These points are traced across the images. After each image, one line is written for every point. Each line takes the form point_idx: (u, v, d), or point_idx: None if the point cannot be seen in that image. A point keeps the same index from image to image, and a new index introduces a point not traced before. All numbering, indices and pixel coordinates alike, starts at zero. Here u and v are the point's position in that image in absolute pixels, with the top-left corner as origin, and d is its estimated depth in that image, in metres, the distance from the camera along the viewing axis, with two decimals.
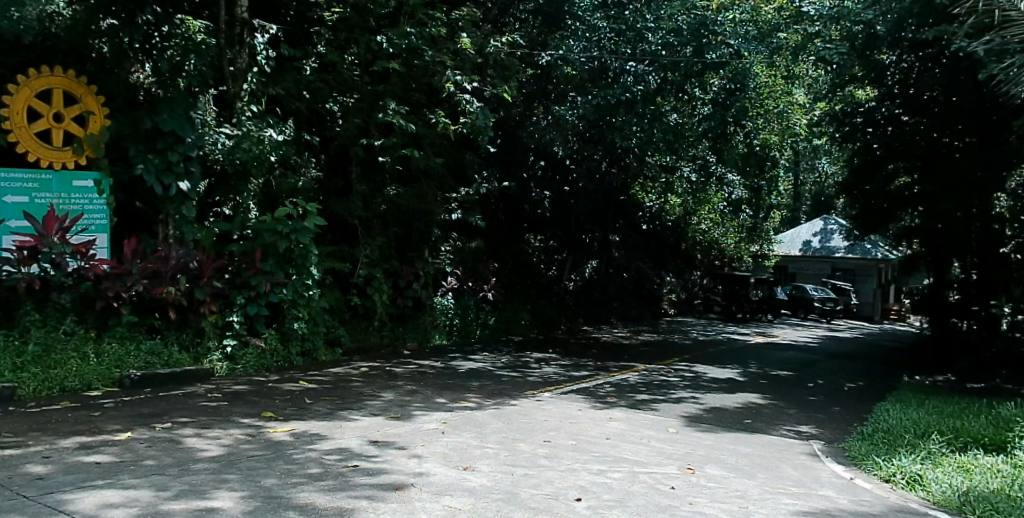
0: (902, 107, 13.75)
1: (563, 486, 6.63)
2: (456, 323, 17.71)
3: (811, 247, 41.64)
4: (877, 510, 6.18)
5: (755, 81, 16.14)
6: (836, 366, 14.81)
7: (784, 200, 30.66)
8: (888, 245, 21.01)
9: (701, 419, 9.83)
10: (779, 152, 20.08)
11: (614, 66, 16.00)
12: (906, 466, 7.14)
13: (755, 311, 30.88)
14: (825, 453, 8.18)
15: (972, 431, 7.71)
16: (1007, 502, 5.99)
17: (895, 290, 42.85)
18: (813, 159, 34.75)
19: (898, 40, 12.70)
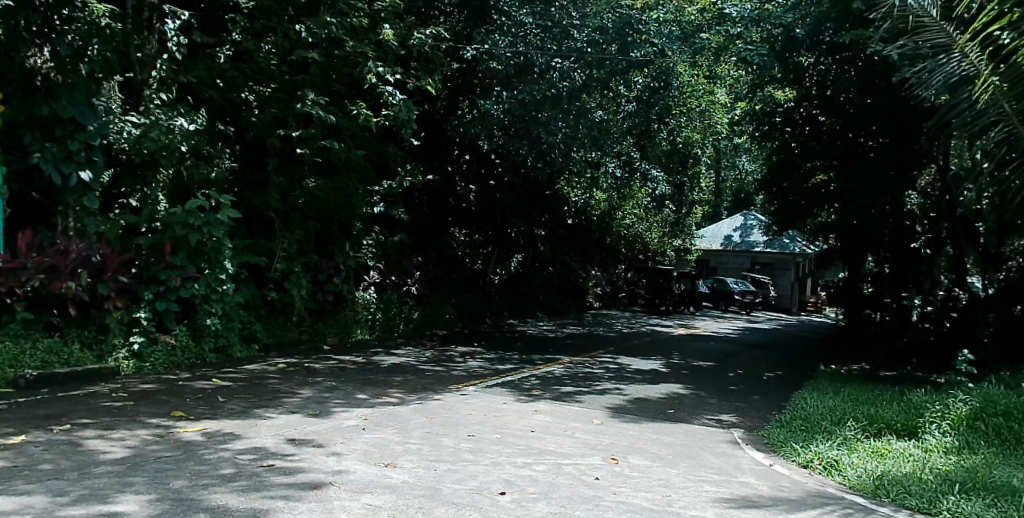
0: (819, 107, 14.25)
1: (487, 481, 6.52)
2: (378, 317, 17.37)
3: (731, 242, 42.84)
4: (795, 495, 6.34)
5: (679, 79, 16.58)
6: (754, 357, 15.22)
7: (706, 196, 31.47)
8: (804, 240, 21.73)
9: (625, 409, 9.90)
10: (701, 149, 21.33)
11: (539, 62, 15.82)
12: (823, 453, 7.33)
13: (678, 304, 31.51)
14: (745, 441, 8.35)
15: (886, 418, 7.95)
16: (918, 485, 6.21)
17: (810, 283, 44.55)
18: (732, 157, 35.70)
19: (817, 43, 13.28)
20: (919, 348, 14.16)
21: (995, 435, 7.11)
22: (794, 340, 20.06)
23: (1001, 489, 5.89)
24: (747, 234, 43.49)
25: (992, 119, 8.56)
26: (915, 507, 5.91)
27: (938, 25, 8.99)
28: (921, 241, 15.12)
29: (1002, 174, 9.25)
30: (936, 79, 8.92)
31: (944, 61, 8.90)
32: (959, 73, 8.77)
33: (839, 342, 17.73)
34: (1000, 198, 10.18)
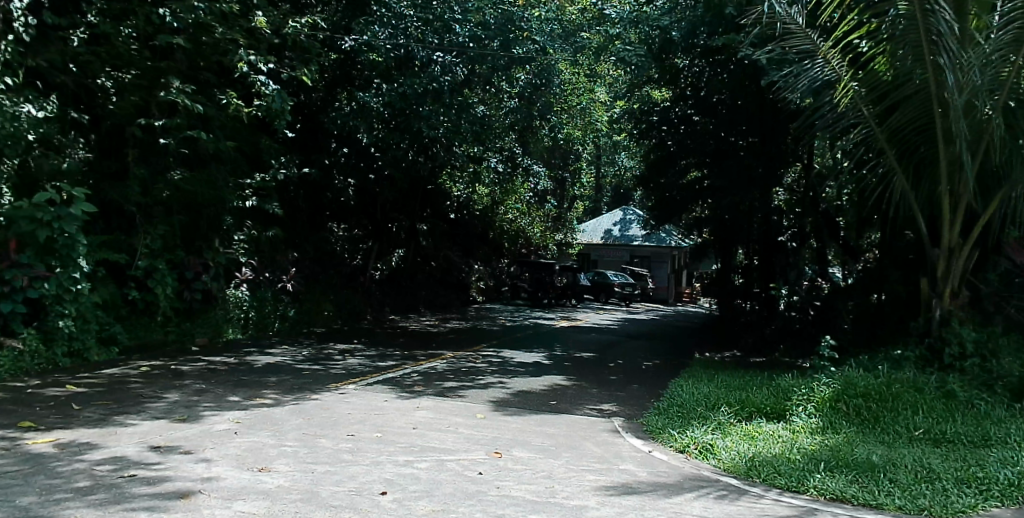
0: (694, 107, 14.66)
1: (367, 481, 6.29)
2: (252, 316, 16.61)
3: (611, 236, 44.05)
4: (673, 480, 6.50)
5: (560, 77, 16.77)
6: (634, 347, 15.69)
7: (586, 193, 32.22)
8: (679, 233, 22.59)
9: (508, 402, 9.89)
10: (582, 146, 21.71)
11: (420, 55, 15.54)
12: (698, 437, 7.55)
13: (560, 297, 32.03)
14: (625, 429, 8.50)
15: (756, 402, 8.31)
16: (786, 464, 6.45)
17: (685, 274, 46.49)
18: (610, 154, 36.61)
19: (692, 46, 13.57)
20: (787, 335, 14.51)
21: (855, 417, 7.53)
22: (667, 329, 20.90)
23: (862, 466, 6.22)
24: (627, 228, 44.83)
25: (851, 122, 9.22)
26: (783, 486, 6.12)
27: (804, 32, 9.51)
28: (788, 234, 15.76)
29: (861, 172, 10.01)
30: (801, 82, 9.38)
31: (808, 66, 9.38)
32: (823, 78, 9.28)
33: (714, 331, 18.34)
34: (859, 194, 10.83)
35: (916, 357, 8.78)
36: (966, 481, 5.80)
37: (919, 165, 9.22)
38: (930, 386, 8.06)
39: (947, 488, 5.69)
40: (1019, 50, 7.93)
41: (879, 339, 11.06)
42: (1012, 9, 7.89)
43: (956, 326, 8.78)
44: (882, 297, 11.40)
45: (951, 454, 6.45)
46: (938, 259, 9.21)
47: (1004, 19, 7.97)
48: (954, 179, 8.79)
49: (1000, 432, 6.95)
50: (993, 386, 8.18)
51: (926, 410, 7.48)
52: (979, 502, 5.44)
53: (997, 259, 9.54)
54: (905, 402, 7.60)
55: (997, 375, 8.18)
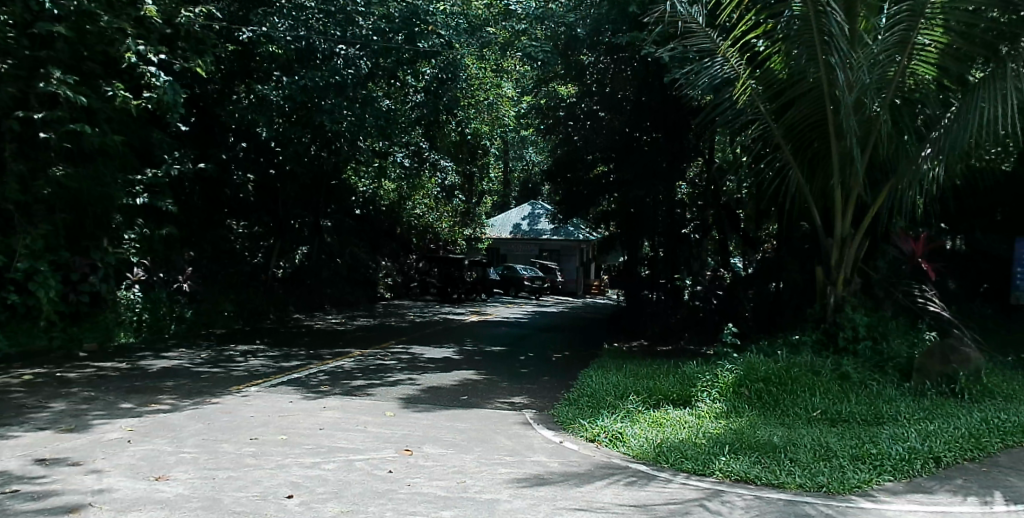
0: (599, 104, 14.74)
1: (272, 485, 6.06)
2: (145, 318, 15.74)
3: (519, 230, 44.38)
4: (584, 469, 6.55)
5: (465, 72, 16.65)
6: (543, 339, 15.81)
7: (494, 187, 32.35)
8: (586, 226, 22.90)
9: (418, 399, 9.76)
10: (489, 141, 21.69)
11: (322, 47, 15.11)
12: (608, 426, 7.64)
13: (470, 291, 31.95)
14: (536, 421, 8.52)
15: (663, 389, 8.50)
16: (693, 449, 6.61)
17: (593, 267, 47.28)
18: (518, 150, 36.77)
19: (596, 43, 13.61)
20: (691, 323, 14.92)
21: (758, 401, 7.82)
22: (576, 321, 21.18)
23: (764, 448, 6.44)
24: (535, 222, 45.30)
25: (748, 118, 9.62)
26: (690, 470, 6.27)
27: (704, 31, 9.79)
28: (691, 226, 15.76)
29: (759, 166, 10.42)
30: (701, 80, 9.71)
31: (709, 64, 9.70)
32: (723, 75, 9.63)
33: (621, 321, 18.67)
34: (758, 187, 11.25)
35: (813, 341, 9.20)
36: (861, 458, 6.09)
37: (813, 159, 9.65)
38: (826, 368, 8.45)
39: (843, 465, 5.96)
40: (903, 51, 8.38)
41: (779, 325, 11.52)
42: (896, 11, 8.27)
43: (849, 312, 9.23)
44: (780, 285, 11.89)
45: (846, 433, 6.77)
46: (831, 248, 9.60)
47: (888, 21, 8.36)
48: (846, 172, 9.22)
49: (890, 409, 7.36)
50: (884, 367, 8.67)
51: (822, 392, 7.83)
52: (873, 477, 5.72)
53: (885, 248, 10.11)
54: (802, 385, 7.93)
55: (886, 357, 8.71)
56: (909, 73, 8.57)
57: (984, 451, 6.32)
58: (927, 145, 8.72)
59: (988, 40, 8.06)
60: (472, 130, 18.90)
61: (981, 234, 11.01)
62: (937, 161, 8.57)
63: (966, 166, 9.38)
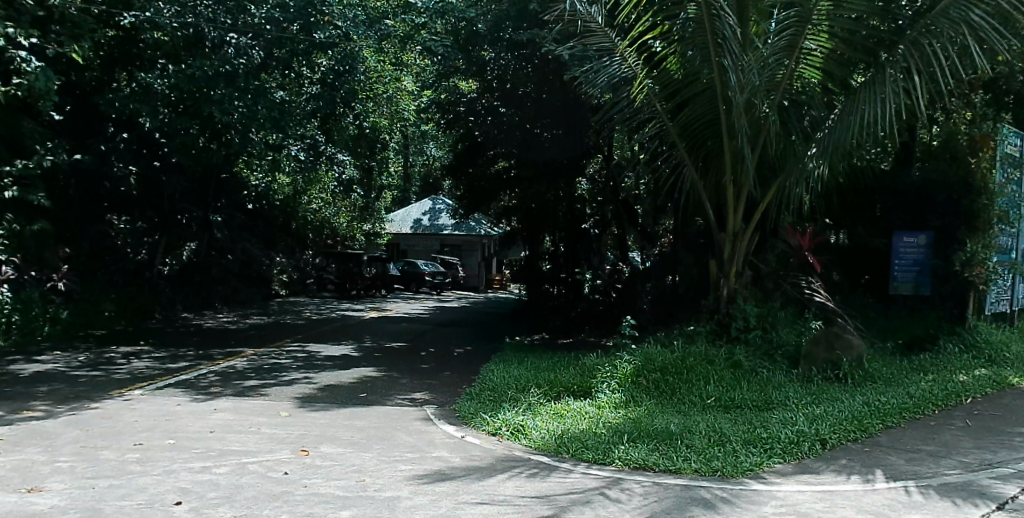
0: (500, 99, 14.56)
1: (159, 492, 5.70)
2: (16, 320, 14.53)
3: (420, 226, 44.05)
4: (485, 463, 6.50)
5: (363, 65, 16.25)
6: (444, 334, 15.68)
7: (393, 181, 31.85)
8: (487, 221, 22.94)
9: (315, 398, 9.45)
10: (389, 135, 21.32)
11: (211, 35, 14.54)
12: (509, 419, 7.63)
13: (369, 287, 31.36)
14: (437, 416, 8.41)
15: (564, 382, 8.56)
16: (593, 439, 6.67)
17: (495, 263, 47.31)
18: (418, 145, 36.34)
19: (497, 39, 13.70)
20: (590, 317, 15.15)
21: (655, 390, 8.00)
22: (476, 316, 21.16)
23: (661, 435, 6.57)
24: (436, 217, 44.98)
25: (646, 116, 9.90)
26: (590, 460, 6.32)
27: (603, 31, 9.92)
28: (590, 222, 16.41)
29: (655, 163, 10.68)
30: (599, 79, 9.87)
31: (607, 63, 9.85)
32: (620, 74, 9.80)
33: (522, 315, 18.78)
34: (655, 183, 11.57)
35: (707, 332, 9.48)
36: (753, 442, 6.31)
37: (707, 157, 9.98)
38: (720, 357, 8.73)
39: (736, 449, 6.16)
40: (791, 55, 8.81)
41: (676, 317, 11.85)
42: (784, 17, 8.68)
43: (741, 303, 9.56)
44: (676, 278, 12.24)
45: (738, 419, 7.01)
46: (724, 242, 9.91)
47: (777, 26, 8.77)
48: (737, 170, 9.58)
49: (779, 396, 7.68)
50: (774, 355, 9.09)
51: (716, 380, 8.09)
52: (764, 460, 5.93)
53: (774, 241, 10.57)
54: (698, 374, 8.16)
55: (775, 345, 9.12)
56: (797, 76, 9.01)
57: (865, 432, 6.66)
58: (813, 145, 9.19)
59: (868, 47, 8.63)
60: (370, 123, 18.58)
61: (862, 227, 11.56)
62: (822, 160, 9.03)
63: (848, 165, 9.91)
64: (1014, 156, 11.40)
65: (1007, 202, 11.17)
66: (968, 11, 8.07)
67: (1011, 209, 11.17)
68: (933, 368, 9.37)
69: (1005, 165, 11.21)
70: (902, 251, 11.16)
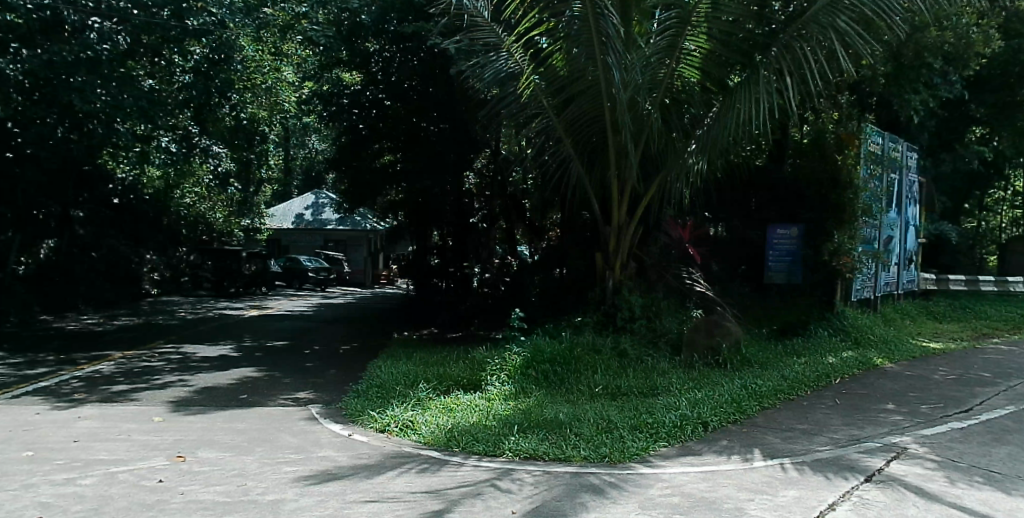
0: (385, 92, 14.57)
1: (15, 509, 5.21)
2: None
3: (302, 220, 42.93)
4: (374, 460, 6.33)
5: (241, 54, 15.55)
6: (328, 332, 15.26)
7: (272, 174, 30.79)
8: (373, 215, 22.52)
9: (191, 401, 8.94)
10: (269, 127, 20.52)
11: (72, 18, 13.66)
12: (398, 416, 7.47)
13: (248, 284, 30.42)
14: (322, 415, 8.14)
15: (453, 376, 8.49)
16: (483, 431, 6.63)
17: (381, 257, 46.48)
18: (300, 137, 35.18)
19: (382, 31, 13.63)
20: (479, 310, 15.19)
21: (543, 381, 8.07)
22: (363, 312, 20.72)
23: (551, 425, 6.62)
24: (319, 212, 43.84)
25: (532, 112, 9.89)
26: (481, 452, 6.27)
27: (489, 26, 9.90)
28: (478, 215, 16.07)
29: (542, 158, 10.79)
30: (487, 72, 9.74)
31: (494, 58, 9.76)
32: (507, 69, 9.70)
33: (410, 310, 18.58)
34: (542, 177, 11.70)
35: (593, 322, 9.66)
36: (638, 427, 6.46)
37: (593, 152, 10.18)
38: (607, 346, 8.94)
39: (622, 435, 6.29)
40: (671, 55, 9.06)
41: (563, 309, 12.06)
42: (666, 17, 8.92)
43: (627, 294, 9.79)
44: (564, 271, 12.49)
45: (624, 406, 7.15)
46: (609, 235, 10.14)
47: (659, 25, 8.98)
48: (622, 165, 9.81)
49: (663, 382, 7.91)
50: (658, 342, 9.38)
51: (603, 369, 8.27)
52: (649, 444, 6.09)
53: (656, 234, 10.91)
54: (585, 364, 8.31)
55: (659, 333, 9.44)
56: (677, 75, 9.23)
57: (743, 414, 6.95)
58: (693, 142, 9.53)
59: (744, 49, 9.00)
60: (248, 114, 17.59)
61: (739, 221, 12.19)
62: (701, 156, 9.44)
63: (726, 161, 10.33)
64: (875, 154, 12.29)
65: (870, 196, 11.99)
66: (835, 16, 8.51)
67: (873, 203, 12.01)
68: (805, 351, 9.95)
69: (868, 161, 12.05)
70: (775, 243, 11.80)
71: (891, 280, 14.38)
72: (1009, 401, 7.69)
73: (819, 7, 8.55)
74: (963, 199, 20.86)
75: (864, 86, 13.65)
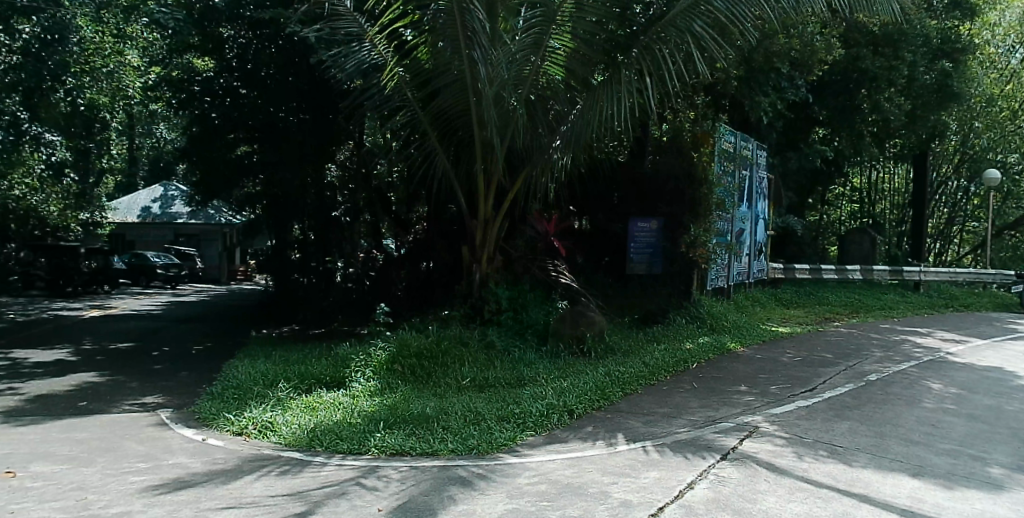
0: (240, 80, 13.82)
1: None
2: None
3: (149, 213, 40.06)
4: (231, 465, 5.97)
5: (77, 35, 14.60)
6: (181, 332, 14.34)
7: (113, 163, 28.94)
8: (229, 209, 21.44)
9: (21, 411, 8.12)
10: (111, 114, 19.12)
11: None
12: (257, 417, 7.10)
13: (88, 283, 28.15)
14: (173, 420, 7.61)
15: (315, 374, 8.17)
16: (348, 429, 6.41)
17: (238, 252, 44.46)
18: (146, 125, 32.98)
19: (236, 16, 13.05)
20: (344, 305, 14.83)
21: (410, 376, 7.93)
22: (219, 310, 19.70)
23: (417, 419, 6.50)
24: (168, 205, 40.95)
25: (397, 104, 9.75)
26: (345, 451, 6.06)
27: (351, 15, 9.69)
28: (342, 209, 15.37)
29: (407, 151, 10.68)
30: (349, 63, 9.63)
31: (355, 49, 9.67)
32: (370, 61, 9.65)
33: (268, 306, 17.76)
34: (408, 171, 11.50)
35: (460, 316, 9.63)
36: (506, 418, 6.46)
37: (458, 145, 10.11)
38: (474, 338, 8.92)
39: (490, 426, 6.27)
40: (537, 52, 9.05)
41: (431, 302, 12.02)
42: (531, 15, 8.89)
43: (493, 286, 9.82)
44: (431, 264, 12.42)
45: (491, 397, 7.14)
46: (476, 229, 10.15)
47: (525, 23, 8.94)
48: (488, 159, 9.77)
49: (529, 372, 7.99)
50: (524, 333, 9.46)
51: (470, 361, 8.25)
52: (516, 434, 6.11)
53: (523, 228, 11.02)
54: (451, 357, 8.25)
55: (526, 324, 9.54)
56: (543, 72, 9.28)
57: (607, 400, 7.11)
58: (557, 137, 9.66)
59: (607, 48, 9.12)
60: (88, 99, 16.41)
61: (602, 215, 12.61)
62: (565, 152, 9.60)
63: (589, 156, 10.56)
64: (728, 152, 12.93)
65: (724, 192, 12.62)
66: (692, 21, 8.83)
67: (726, 197, 12.67)
68: (663, 337, 10.37)
69: (721, 159, 12.67)
70: (636, 235, 12.18)
71: (743, 270, 15.25)
72: (847, 380, 8.32)
73: (678, 11, 8.84)
74: (806, 194, 22.44)
75: (720, 88, 14.39)
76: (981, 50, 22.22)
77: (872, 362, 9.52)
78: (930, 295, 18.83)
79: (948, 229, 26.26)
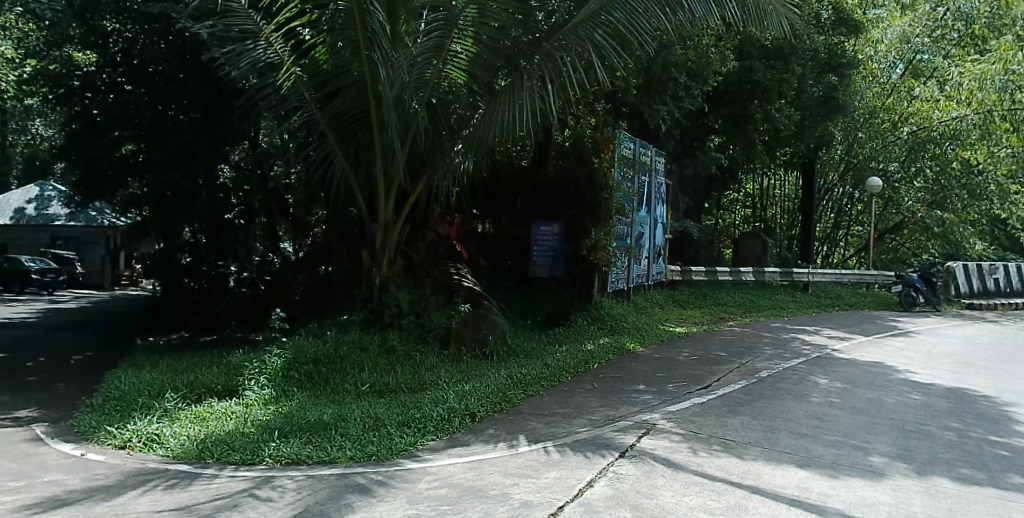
0: (125, 75, 13.28)
1: None
2: None
3: (23, 215, 37.63)
4: (113, 481, 5.61)
5: None
6: (59, 341, 13.44)
7: None
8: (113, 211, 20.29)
9: None
10: None
11: None
12: (141, 429, 6.70)
13: None
14: (48, 435, 7.08)
15: (205, 383, 7.79)
16: (241, 439, 6.14)
17: (123, 256, 42.17)
18: (20, 123, 30.81)
19: (122, 9, 12.47)
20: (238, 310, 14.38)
21: (306, 383, 7.69)
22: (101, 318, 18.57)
23: (314, 427, 6.29)
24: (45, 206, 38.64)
25: (294, 105, 9.50)
26: (238, 462, 5.80)
27: (244, 12, 9.46)
28: (235, 211, 14.80)
29: (304, 152, 10.42)
30: (242, 61, 9.25)
31: (251, 47, 9.31)
32: (265, 59, 9.30)
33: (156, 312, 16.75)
34: (306, 173, 11.20)
35: (360, 321, 9.41)
36: (406, 424, 6.34)
37: (358, 149, 9.87)
38: (374, 343, 8.72)
39: (390, 432, 6.14)
40: (438, 56, 9.06)
41: (330, 307, 11.73)
42: (434, 19, 8.96)
43: (394, 290, 9.65)
44: (330, 268, 12.08)
45: (392, 402, 7.00)
46: (375, 233, 9.97)
47: (427, 26, 9.03)
48: (388, 162, 9.63)
49: (430, 376, 7.90)
50: (426, 337, 9.34)
51: (369, 367, 8.05)
52: (417, 439, 6.01)
53: (425, 231, 10.92)
54: (349, 363, 8.04)
55: (428, 327, 9.42)
56: (445, 75, 9.23)
57: (509, 402, 7.10)
58: (459, 141, 9.61)
59: (509, 55, 9.03)
60: None
61: (506, 219, 12.70)
62: (467, 156, 9.56)
63: (491, 159, 10.54)
64: (628, 158, 13.18)
65: (623, 196, 12.86)
66: (593, 30, 8.91)
67: (626, 202, 12.92)
68: (564, 339, 10.48)
69: (621, 165, 12.89)
70: (540, 239, 12.34)
71: (642, 272, 15.61)
72: (740, 377, 8.62)
73: (578, 21, 8.93)
74: (702, 199, 23.20)
75: (619, 95, 14.73)
76: (863, 66, 23.58)
77: (763, 359, 9.90)
78: (817, 295, 19.80)
79: (834, 232, 27.69)
